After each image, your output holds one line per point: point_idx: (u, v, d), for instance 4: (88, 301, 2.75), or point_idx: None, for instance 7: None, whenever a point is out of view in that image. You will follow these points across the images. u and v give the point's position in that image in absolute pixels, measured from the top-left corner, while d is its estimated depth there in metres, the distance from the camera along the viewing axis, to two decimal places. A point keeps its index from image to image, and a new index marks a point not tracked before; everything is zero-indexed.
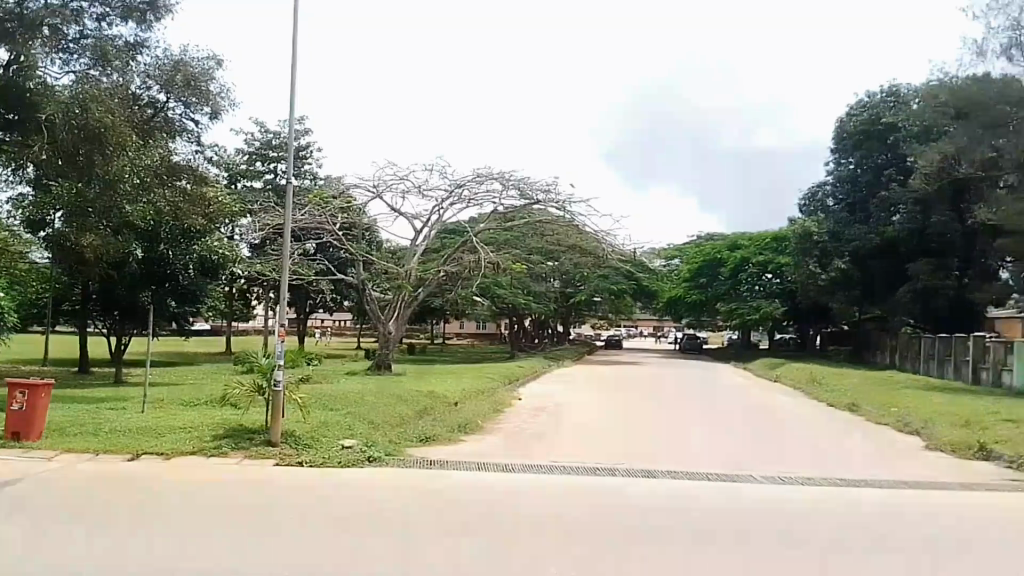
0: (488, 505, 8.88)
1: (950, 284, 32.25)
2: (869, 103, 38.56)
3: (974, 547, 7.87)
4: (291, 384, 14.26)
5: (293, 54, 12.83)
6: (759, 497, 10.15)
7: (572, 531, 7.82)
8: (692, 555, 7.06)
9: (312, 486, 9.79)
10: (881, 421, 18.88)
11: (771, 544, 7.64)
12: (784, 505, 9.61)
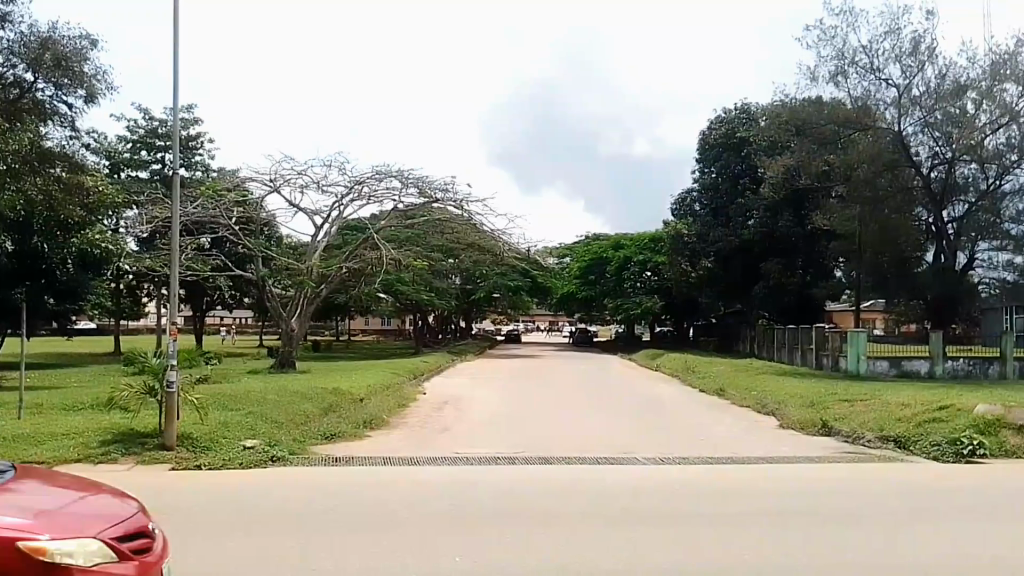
0: (376, 494, 10.23)
1: (797, 281, 36.93)
2: (726, 118, 42.37)
3: (771, 511, 9.68)
4: (189, 387, 15.27)
5: (179, 66, 13.78)
6: (616, 476, 11.83)
7: (449, 512, 9.24)
8: (538, 526, 8.58)
9: (219, 484, 10.96)
10: (738, 399, 20.77)
11: (609, 516, 9.25)
12: (633, 482, 11.29)
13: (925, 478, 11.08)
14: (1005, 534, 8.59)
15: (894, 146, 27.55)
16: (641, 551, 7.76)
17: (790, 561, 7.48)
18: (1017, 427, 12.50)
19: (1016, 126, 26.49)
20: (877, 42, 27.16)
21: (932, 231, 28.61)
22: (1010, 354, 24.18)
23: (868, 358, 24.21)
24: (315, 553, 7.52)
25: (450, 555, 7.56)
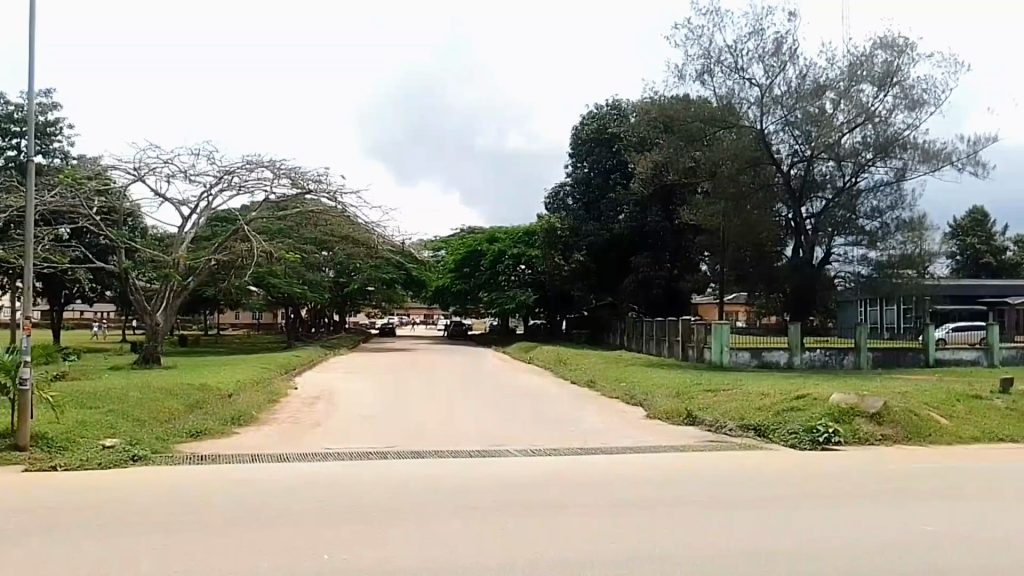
0: (251, 494, 9.47)
1: (665, 274, 38.16)
2: (597, 114, 43.02)
3: (660, 500, 9.59)
4: (43, 383, 13.92)
5: (31, 42, 12.41)
6: (504, 468, 11.51)
7: (331, 510, 8.65)
8: (433, 524, 8.12)
9: (74, 486, 9.91)
10: (613, 389, 20.97)
11: (503, 509, 8.91)
12: (526, 474, 11.00)
13: (793, 466, 11.31)
14: (881, 522, 8.84)
15: (756, 145, 28.57)
16: (524, 545, 7.42)
17: (688, 552, 7.39)
18: (870, 415, 12.97)
19: (872, 125, 27.93)
20: (742, 42, 28.05)
21: (791, 227, 29.85)
22: (863, 345, 25.57)
23: (731, 349, 24.92)
24: (169, 557, 6.79)
25: (320, 552, 6.99)
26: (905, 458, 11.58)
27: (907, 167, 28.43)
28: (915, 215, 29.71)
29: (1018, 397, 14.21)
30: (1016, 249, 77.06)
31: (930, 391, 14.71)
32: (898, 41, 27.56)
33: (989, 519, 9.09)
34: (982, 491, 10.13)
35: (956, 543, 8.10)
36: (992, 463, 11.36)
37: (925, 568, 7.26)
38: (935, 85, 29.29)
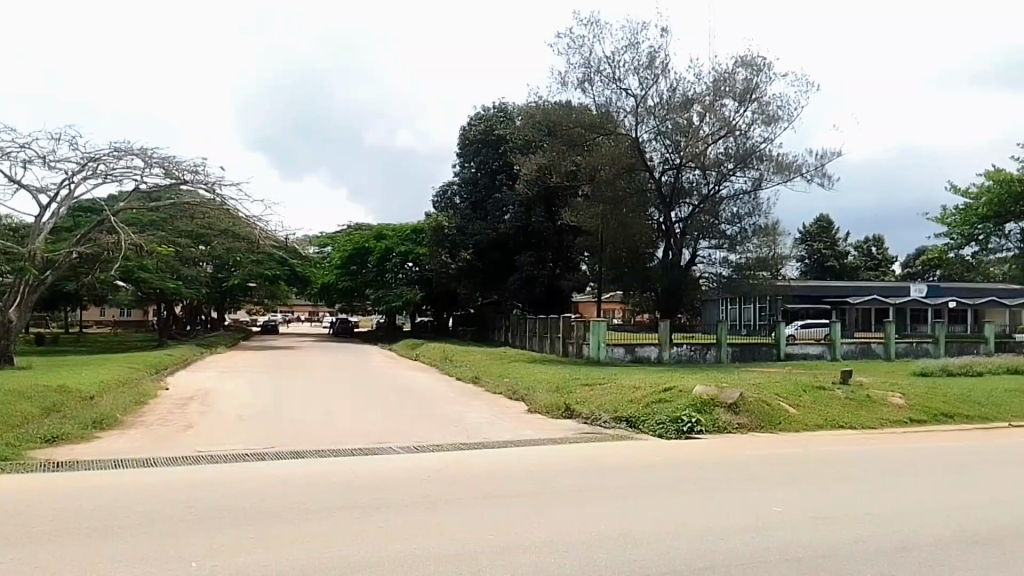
0: (117, 501, 9.56)
1: (547, 273, 39.23)
2: (485, 116, 43.77)
3: (525, 494, 10.24)
4: None
5: None
6: (376, 466, 11.92)
7: (200, 516, 8.88)
8: (300, 525, 8.49)
9: None
10: (495, 385, 21.60)
11: (372, 508, 9.36)
12: (396, 473, 11.45)
13: (656, 455, 12.19)
14: (720, 507, 9.78)
15: (631, 152, 29.83)
16: (394, 543, 7.87)
17: (544, 542, 8.07)
18: (728, 405, 14.06)
19: (733, 137, 29.74)
20: (619, 54, 29.26)
21: (662, 230, 31.35)
22: (723, 341, 27.30)
23: (606, 345, 26.04)
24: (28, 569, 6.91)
25: (187, 560, 7.22)
26: (756, 445, 12.67)
27: (762, 177, 30.41)
28: (770, 222, 31.81)
29: (856, 387, 15.68)
30: (857, 254, 82.80)
31: (781, 382, 16.02)
32: (757, 60, 29.35)
33: (818, 500, 10.20)
34: (815, 474, 11.26)
35: (783, 526, 9.10)
36: (827, 448, 12.59)
37: (757, 550, 8.16)
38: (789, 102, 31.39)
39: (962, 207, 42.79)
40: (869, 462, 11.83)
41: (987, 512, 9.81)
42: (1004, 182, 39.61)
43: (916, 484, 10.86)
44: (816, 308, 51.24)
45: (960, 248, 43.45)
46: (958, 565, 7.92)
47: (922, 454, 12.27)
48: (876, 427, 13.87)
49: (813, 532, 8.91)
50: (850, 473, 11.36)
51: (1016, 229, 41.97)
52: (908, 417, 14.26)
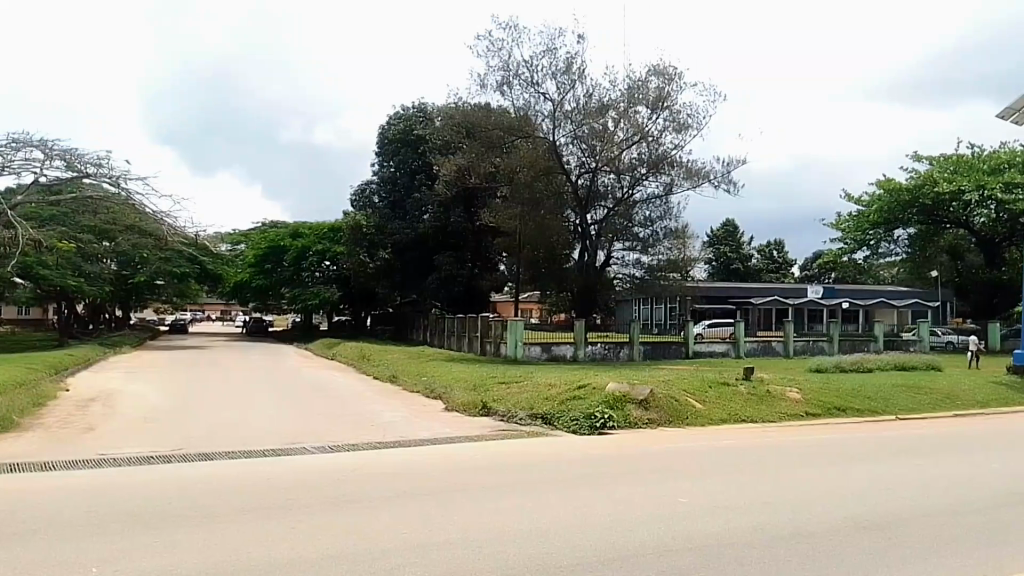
0: (19, 508, 9.37)
1: (465, 273, 39.48)
2: (404, 115, 43.74)
3: (440, 491, 10.50)
4: None
5: None
6: (290, 467, 11.97)
7: (110, 520, 8.81)
8: (214, 527, 8.56)
9: None
10: (412, 383, 21.73)
11: (286, 509, 9.46)
12: (310, 473, 11.54)
13: (569, 451, 12.61)
14: (627, 499, 10.26)
15: (549, 156, 30.35)
16: (306, 544, 8.02)
17: (458, 539, 8.34)
18: (639, 401, 14.61)
19: (646, 143, 30.66)
20: (537, 59, 29.73)
21: (578, 231, 32.03)
22: (636, 339, 28.13)
23: (524, 344, 26.47)
24: None
25: (90, 567, 7.20)
26: (664, 439, 13.24)
27: (673, 183, 31.43)
28: (680, 225, 32.88)
29: (758, 383, 16.50)
30: (760, 257, 85.85)
31: (688, 379, 16.72)
32: (669, 69, 30.25)
33: (718, 491, 10.81)
34: (718, 466, 11.88)
35: (684, 516, 9.63)
36: (729, 441, 13.25)
37: (658, 540, 8.63)
38: (698, 110, 32.51)
39: (854, 214, 44.78)
40: (766, 455, 12.52)
41: (870, 500, 10.57)
42: (893, 191, 41.81)
43: (808, 475, 11.57)
44: (721, 308, 52.89)
45: (851, 252, 45.49)
46: (841, 549, 8.55)
47: (815, 445, 13.06)
48: (776, 420, 14.66)
49: (712, 521, 9.47)
50: (749, 464, 12.03)
51: (904, 235, 44.36)
52: (804, 411, 15.13)
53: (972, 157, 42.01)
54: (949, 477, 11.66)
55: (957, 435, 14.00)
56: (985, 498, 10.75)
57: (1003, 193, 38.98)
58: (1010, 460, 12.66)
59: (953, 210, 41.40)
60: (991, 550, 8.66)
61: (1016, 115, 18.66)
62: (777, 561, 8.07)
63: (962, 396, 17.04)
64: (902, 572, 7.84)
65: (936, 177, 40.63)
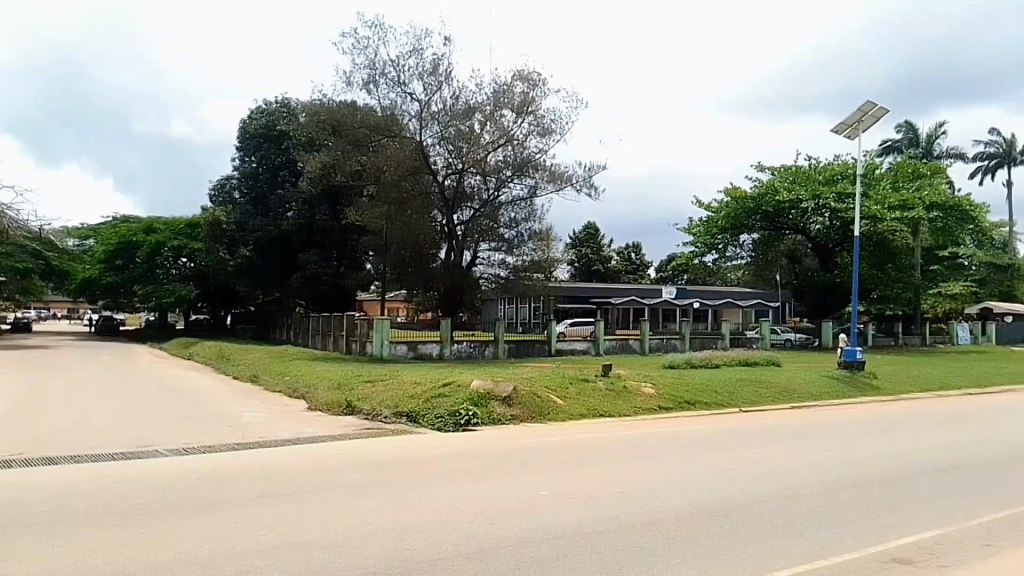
0: None
1: (330, 272, 38.96)
2: (267, 110, 42.77)
3: (303, 492, 10.45)
4: None
5: None
6: (145, 470, 11.57)
7: None
8: (62, 535, 8.20)
9: None
10: (272, 383, 21.28)
11: (142, 513, 9.18)
12: (168, 476, 11.21)
13: (435, 447, 12.79)
14: (489, 494, 10.56)
15: (416, 156, 30.44)
16: (161, 551, 7.81)
17: (320, 540, 8.37)
18: (502, 398, 15.00)
19: (511, 146, 31.20)
20: (404, 59, 29.76)
21: (445, 232, 32.30)
22: (501, 337, 28.57)
23: (390, 342, 26.43)
24: None
25: None
26: (527, 435, 13.65)
27: (537, 186, 32.11)
28: (544, 227, 33.57)
29: (615, 378, 17.24)
30: (618, 259, 88.73)
31: (549, 376, 17.25)
32: (533, 75, 30.91)
33: (578, 482, 11.27)
34: (578, 459, 12.36)
35: (544, 509, 10.00)
36: (586, 434, 13.81)
37: (518, 532, 8.93)
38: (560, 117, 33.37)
39: (704, 219, 47.05)
40: (621, 447, 13.11)
41: (716, 487, 11.31)
42: (739, 199, 44.30)
43: (659, 465, 12.24)
44: (582, 308, 54.36)
45: (701, 255, 47.82)
46: (687, 534, 9.14)
47: (667, 438, 13.80)
48: (631, 414, 15.40)
49: (570, 512, 9.90)
50: (606, 456, 12.58)
51: (748, 240, 47.05)
52: (657, 405, 15.93)
53: (809, 168, 45.09)
54: (786, 465, 12.58)
55: (793, 425, 15.10)
56: (816, 484, 11.68)
57: (836, 202, 42.09)
58: (839, 448, 13.79)
59: (792, 217, 44.19)
60: (819, 532, 9.46)
61: (848, 131, 20.24)
62: (627, 548, 8.52)
63: (799, 389, 18.39)
64: (740, 553, 8.48)
65: (778, 186, 43.36)
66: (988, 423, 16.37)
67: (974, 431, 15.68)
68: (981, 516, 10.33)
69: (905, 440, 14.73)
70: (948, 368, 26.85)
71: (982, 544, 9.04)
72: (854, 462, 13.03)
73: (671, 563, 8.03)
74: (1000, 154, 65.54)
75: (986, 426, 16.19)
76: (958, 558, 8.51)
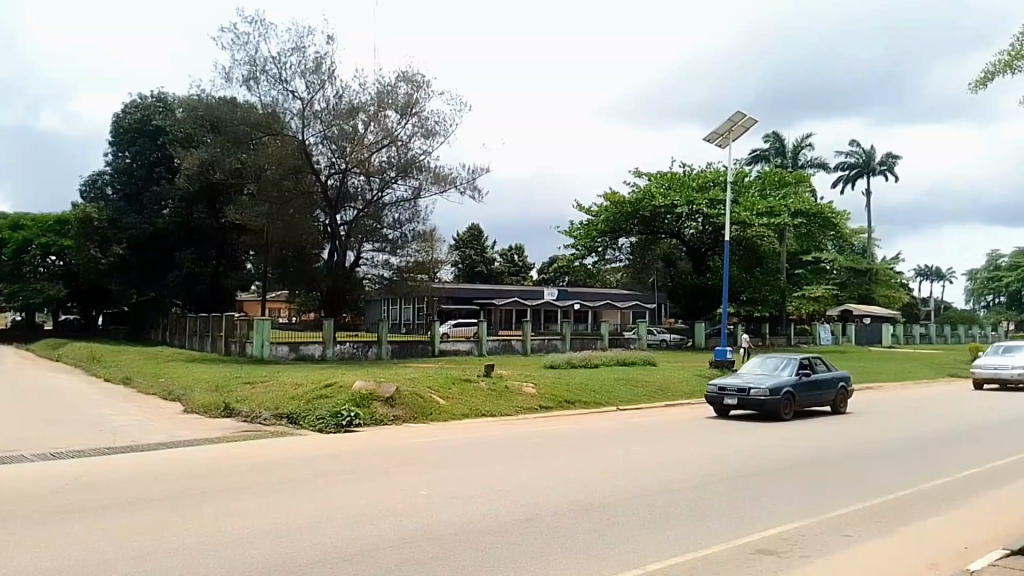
0: None
1: (209, 272, 37.95)
2: (142, 104, 41.22)
3: (180, 497, 10.18)
4: None
5: None
6: (8, 477, 11.00)
7: None
8: None
9: None
10: (144, 386, 20.52)
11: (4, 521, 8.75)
12: (33, 482, 10.70)
13: (316, 449, 12.68)
14: (370, 495, 10.56)
15: (298, 155, 30.00)
16: (22, 560, 7.47)
17: (195, 545, 8.20)
18: (385, 399, 15.01)
19: (395, 147, 31.12)
20: (285, 56, 29.26)
21: (328, 231, 31.90)
22: (384, 338, 28.52)
23: (270, 344, 25.93)
24: None
25: None
26: (407, 435, 13.69)
27: (421, 187, 32.05)
28: (428, 228, 33.45)
29: (498, 379, 17.47)
30: (502, 260, 89.42)
31: (433, 376, 17.32)
32: (417, 76, 30.95)
33: (460, 482, 11.40)
34: (458, 459, 12.47)
35: (422, 509, 10.06)
36: (467, 435, 13.96)
37: (398, 532, 9.01)
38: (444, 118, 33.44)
39: (584, 223, 47.99)
40: (504, 447, 13.33)
41: (594, 484, 11.65)
42: (618, 203, 45.45)
43: (539, 464, 12.50)
44: (468, 309, 54.52)
45: (582, 259, 48.77)
46: (564, 531, 9.39)
47: (550, 438, 14.10)
48: (514, 413, 15.66)
49: (450, 511, 10.00)
50: (488, 456, 12.76)
51: (626, 244, 48.26)
52: (538, 405, 16.25)
53: (683, 175, 46.63)
54: (662, 462, 13.06)
55: (670, 424, 15.66)
56: (690, 480, 12.17)
57: (708, 208, 43.81)
58: (714, 445, 14.40)
59: (667, 221, 45.72)
60: (688, 525, 9.89)
61: (720, 139, 21.11)
62: (506, 546, 8.71)
63: (675, 388, 19.08)
64: (615, 548, 8.77)
65: (654, 192, 44.67)
66: (843, 417, 17.36)
67: (836, 425, 16.65)
68: (841, 507, 11.00)
69: (772, 436, 15.51)
70: None
71: (840, 535, 9.64)
72: (728, 457, 13.65)
73: (547, 559, 8.23)
74: (860, 164, 69.44)
75: (843, 421, 17.17)
76: (816, 549, 9.04)
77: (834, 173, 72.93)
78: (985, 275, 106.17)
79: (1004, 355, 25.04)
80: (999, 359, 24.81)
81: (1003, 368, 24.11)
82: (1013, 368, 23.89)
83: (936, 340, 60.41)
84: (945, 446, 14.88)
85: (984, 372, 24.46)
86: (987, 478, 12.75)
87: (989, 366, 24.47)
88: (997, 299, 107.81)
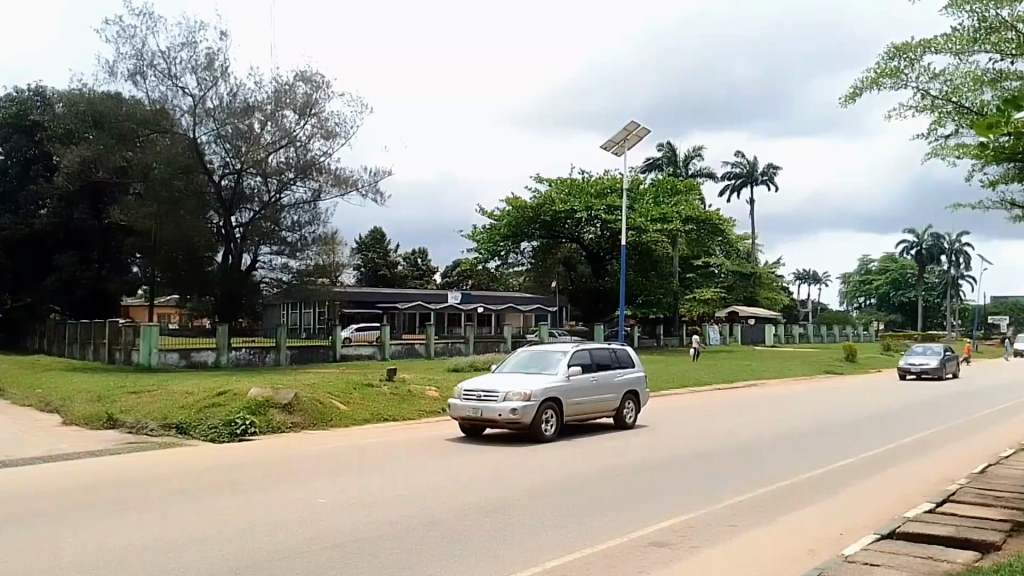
0: None
1: (89, 276, 35.98)
2: (16, 98, 38.42)
3: (57, 513, 9.61)
4: None
5: None
6: None
7: None
8: None
9: None
10: (19, 397, 19.16)
11: None
12: None
13: (209, 459, 12.25)
14: (265, 504, 10.27)
15: (187, 153, 28.93)
16: None
17: (76, 561, 7.77)
18: (283, 405, 14.63)
19: (293, 148, 30.46)
20: (174, 50, 28.07)
21: (221, 234, 30.71)
22: (282, 343, 27.88)
23: (159, 350, 24.75)
24: None
25: None
26: (304, 443, 13.41)
27: (321, 189, 31.32)
28: (329, 231, 32.57)
29: (398, 383, 17.31)
30: (405, 263, 88.58)
31: (332, 381, 17.02)
32: (316, 77, 30.41)
33: (361, 488, 11.27)
34: (356, 467, 12.31)
35: (320, 517, 9.87)
36: (367, 441, 13.81)
37: (297, 540, 8.82)
38: (344, 120, 33.03)
39: (487, 227, 48.50)
40: (402, 454, 13.26)
41: (496, 485, 11.75)
42: (519, 209, 46.22)
43: (440, 469, 12.49)
44: (371, 313, 53.50)
45: (485, 262, 49.07)
46: (467, 532, 9.43)
47: (452, 444, 14.18)
48: (415, 417, 15.65)
49: (350, 518, 9.88)
50: (388, 462, 12.64)
51: (528, 248, 48.93)
52: (439, 408, 16.27)
53: (582, 182, 47.74)
54: (560, 462, 13.33)
55: (567, 426, 15.98)
56: (591, 477, 12.52)
57: (606, 214, 45.01)
58: (610, 444, 14.81)
59: (567, 227, 46.95)
60: (588, 521, 10.17)
61: (615, 148, 21.78)
62: (409, 548, 8.68)
63: None
64: (518, 547, 8.91)
65: (554, 197, 45.74)
66: (729, 416, 18.18)
67: (721, 421, 17.46)
68: (732, 499, 11.58)
69: (664, 433, 16.08)
70: (706, 368, 29.42)
71: (728, 525, 10.14)
72: (626, 454, 14.14)
73: (449, 561, 8.26)
74: (744, 174, 72.87)
75: (729, 418, 17.99)
76: (706, 539, 9.47)
77: (721, 181, 76.16)
78: (857, 279, 113.62)
79: (521, 372, 15.16)
80: (507, 377, 14.89)
81: (488, 396, 14.16)
82: (506, 396, 14.04)
83: (814, 340, 64.02)
84: (825, 438, 15.90)
85: (463, 407, 14.33)
86: (856, 468, 13.65)
87: (475, 393, 14.46)
88: (866, 302, 115.46)
